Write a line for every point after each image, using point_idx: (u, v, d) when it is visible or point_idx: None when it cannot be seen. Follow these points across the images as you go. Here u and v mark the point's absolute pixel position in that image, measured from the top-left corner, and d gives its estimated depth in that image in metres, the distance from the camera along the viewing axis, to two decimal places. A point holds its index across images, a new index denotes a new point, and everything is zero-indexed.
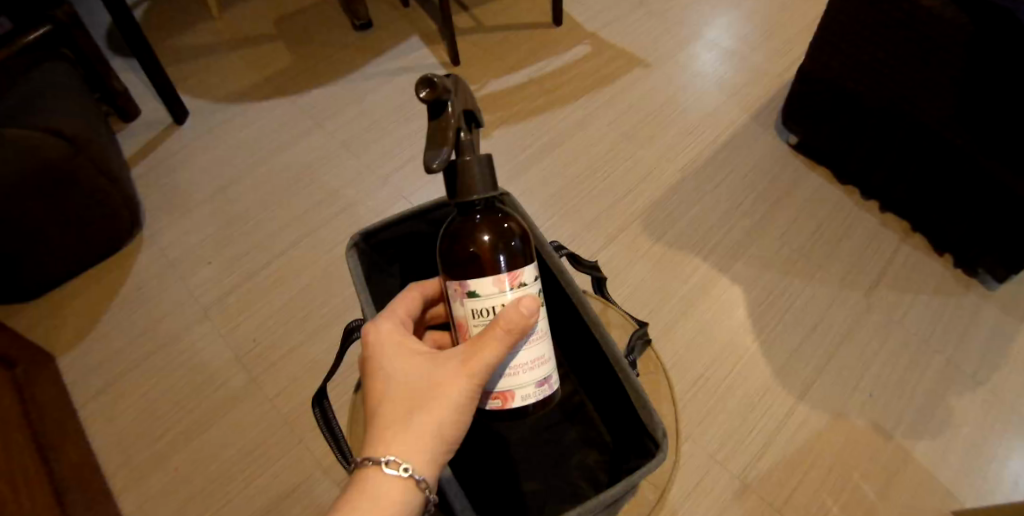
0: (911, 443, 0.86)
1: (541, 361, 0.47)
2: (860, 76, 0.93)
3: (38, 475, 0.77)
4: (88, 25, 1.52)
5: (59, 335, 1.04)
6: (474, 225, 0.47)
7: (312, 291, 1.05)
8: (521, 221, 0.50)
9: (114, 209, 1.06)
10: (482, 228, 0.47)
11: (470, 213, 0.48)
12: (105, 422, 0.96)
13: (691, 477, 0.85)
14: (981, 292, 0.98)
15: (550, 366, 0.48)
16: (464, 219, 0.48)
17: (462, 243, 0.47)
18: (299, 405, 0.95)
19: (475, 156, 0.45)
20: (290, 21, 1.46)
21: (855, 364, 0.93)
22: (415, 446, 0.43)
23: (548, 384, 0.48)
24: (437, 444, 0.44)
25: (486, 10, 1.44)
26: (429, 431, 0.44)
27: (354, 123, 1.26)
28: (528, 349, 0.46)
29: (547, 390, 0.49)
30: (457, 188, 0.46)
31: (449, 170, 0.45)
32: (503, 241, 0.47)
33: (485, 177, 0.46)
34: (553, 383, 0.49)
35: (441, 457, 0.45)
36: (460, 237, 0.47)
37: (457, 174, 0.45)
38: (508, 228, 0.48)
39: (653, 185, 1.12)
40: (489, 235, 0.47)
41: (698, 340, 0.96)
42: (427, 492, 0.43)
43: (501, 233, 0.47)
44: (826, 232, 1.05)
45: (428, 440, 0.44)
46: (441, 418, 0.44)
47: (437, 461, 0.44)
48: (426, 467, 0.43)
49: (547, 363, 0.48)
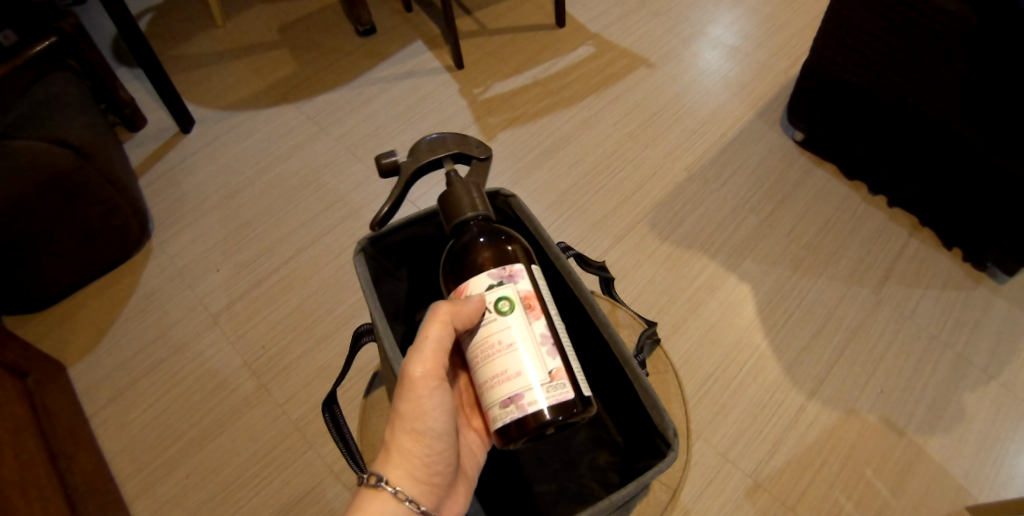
0: (924, 439, 0.86)
1: (505, 376, 0.45)
2: (866, 71, 0.93)
3: (51, 484, 0.78)
4: (94, 36, 1.53)
5: (69, 345, 1.04)
6: (475, 246, 0.50)
7: (320, 297, 1.06)
8: (525, 241, 0.52)
9: (123, 218, 1.08)
10: (482, 250, 0.49)
11: (468, 232, 0.51)
12: (116, 430, 0.96)
13: (703, 477, 0.85)
14: (991, 286, 0.97)
15: (521, 384, 0.45)
16: (463, 241, 0.50)
17: (463, 261, 0.49)
18: (310, 411, 0.95)
19: (459, 183, 0.52)
20: (294, 28, 1.47)
21: (866, 361, 0.92)
22: (389, 464, 0.49)
23: (518, 402, 0.45)
24: (407, 459, 0.49)
25: (488, 13, 1.44)
26: (397, 450, 0.49)
27: (359, 128, 1.27)
28: (488, 362, 0.46)
29: (523, 411, 0.45)
30: (448, 211, 0.51)
31: (443, 202, 0.52)
32: (502, 257, 0.49)
33: (470, 198, 0.51)
34: (530, 404, 0.45)
35: (418, 467, 0.49)
36: (461, 259, 0.50)
37: (449, 203, 0.51)
38: (511, 250, 0.50)
39: (659, 184, 1.12)
40: (489, 253, 0.49)
41: (706, 339, 0.96)
42: (410, 502, 0.48)
43: (501, 250, 0.49)
44: (834, 228, 1.05)
45: (400, 454, 0.49)
46: (403, 435, 0.49)
47: (415, 473, 0.49)
48: (405, 481, 0.49)
49: (514, 380, 0.45)
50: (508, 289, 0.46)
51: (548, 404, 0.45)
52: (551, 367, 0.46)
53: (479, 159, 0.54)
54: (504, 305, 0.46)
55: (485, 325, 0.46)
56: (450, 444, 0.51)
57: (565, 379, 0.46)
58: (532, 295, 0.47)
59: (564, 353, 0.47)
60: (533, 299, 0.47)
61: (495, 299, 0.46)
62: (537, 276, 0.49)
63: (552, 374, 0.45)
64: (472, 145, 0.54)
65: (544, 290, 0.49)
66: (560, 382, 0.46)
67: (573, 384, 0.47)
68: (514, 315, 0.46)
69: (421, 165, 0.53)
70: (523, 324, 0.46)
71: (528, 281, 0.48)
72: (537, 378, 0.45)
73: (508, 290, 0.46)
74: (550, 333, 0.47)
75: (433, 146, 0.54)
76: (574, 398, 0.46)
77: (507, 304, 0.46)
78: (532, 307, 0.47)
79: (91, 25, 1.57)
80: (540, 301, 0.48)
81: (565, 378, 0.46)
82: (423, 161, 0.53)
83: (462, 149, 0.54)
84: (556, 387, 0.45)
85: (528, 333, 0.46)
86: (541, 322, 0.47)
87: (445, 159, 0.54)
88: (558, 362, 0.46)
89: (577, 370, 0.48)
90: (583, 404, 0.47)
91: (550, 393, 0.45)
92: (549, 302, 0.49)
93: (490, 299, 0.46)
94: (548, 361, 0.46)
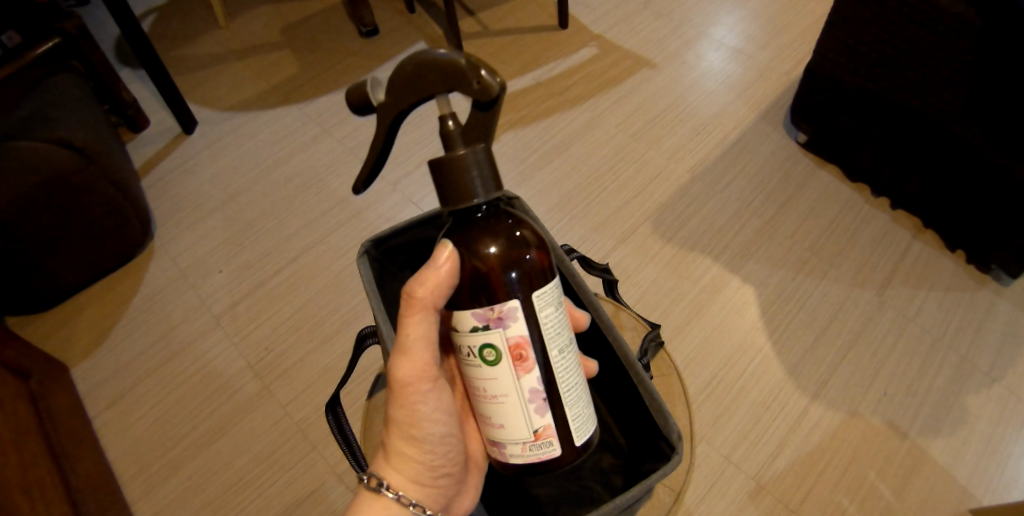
0: (928, 442, 0.85)
1: (491, 422, 0.45)
2: (870, 73, 0.93)
3: (54, 486, 0.78)
4: (98, 37, 1.54)
5: (72, 346, 1.05)
6: (480, 235, 0.43)
7: (323, 298, 1.06)
8: (536, 224, 0.46)
9: (126, 219, 1.08)
10: (488, 240, 0.43)
11: (473, 222, 0.44)
12: (119, 431, 0.96)
13: (706, 480, 0.85)
14: (995, 288, 0.97)
15: (504, 437, 0.45)
16: (466, 230, 0.44)
17: (465, 255, 0.43)
18: (312, 412, 0.95)
19: (463, 148, 0.42)
20: (297, 29, 1.47)
21: (869, 363, 0.92)
22: (390, 467, 0.50)
23: (501, 449, 0.46)
24: (408, 463, 0.49)
25: (491, 14, 1.44)
26: (397, 454, 0.50)
27: (362, 130, 1.27)
28: (477, 402, 0.46)
29: (503, 457, 0.47)
30: (454, 195, 0.42)
31: (440, 165, 0.42)
32: (513, 252, 0.43)
33: (478, 175, 0.42)
34: (511, 455, 0.46)
35: (420, 471, 0.50)
36: (466, 250, 0.43)
37: (452, 174, 0.42)
38: (521, 236, 0.43)
39: (662, 186, 1.12)
40: (496, 248, 0.42)
41: (710, 340, 0.96)
42: (414, 506, 0.49)
43: (512, 249, 0.43)
44: (837, 230, 1.04)
45: (402, 459, 0.49)
46: (401, 438, 0.49)
47: (417, 477, 0.50)
48: (406, 485, 0.49)
49: (497, 430, 0.45)
50: (494, 337, 0.42)
51: (529, 457, 0.46)
52: (537, 426, 0.45)
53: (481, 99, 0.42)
54: (489, 355, 0.43)
55: (471, 367, 0.44)
56: (452, 444, 0.51)
57: (552, 437, 0.45)
58: (524, 343, 0.43)
59: (559, 404, 0.45)
60: (525, 348, 0.43)
61: (480, 346, 0.43)
62: (541, 309, 0.43)
63: (537, 433, 0.45)
64: (468, 82, 0.41)
65: (546, 329, 0.43)
66: (545, 441, 0.45)
67: (563, 437, 0.46)
68: (500, 368, 0.43)
69: (405, 107, 0.45)
70: (509, 378, 0.43)
71: (522, 325, 0.42)
72: (520, 437, 0.45)
73: (495, 339, 0.42)
74: (541, 388, 0.44)
75: (418, 71, 0.42)
76: (561, 453, 0.46)
77: (493, 353, 0.43)
78: (521, 358, 0.43)
79: (95, 25, 1.57)
80: (535, 347, 0.43)
81: (552, 436, 0.45)
82: (408, 104, 0.45)
83: (456, 85, 0.41)
84: (541, 445, 0.45)
85: (514, 389, 0.43)
86: (531, 376, 0.43)
87: (436, 93, 0.43)
88: (547, 420, 0.45)
89: (572, 420, 0.46)
90: (574, 453, 0.47)
91: (533, 450, 0.46)
92: (548, 344, 0.44)
93: (476, 344, 0.43)
94: (534, 420, 0.44)
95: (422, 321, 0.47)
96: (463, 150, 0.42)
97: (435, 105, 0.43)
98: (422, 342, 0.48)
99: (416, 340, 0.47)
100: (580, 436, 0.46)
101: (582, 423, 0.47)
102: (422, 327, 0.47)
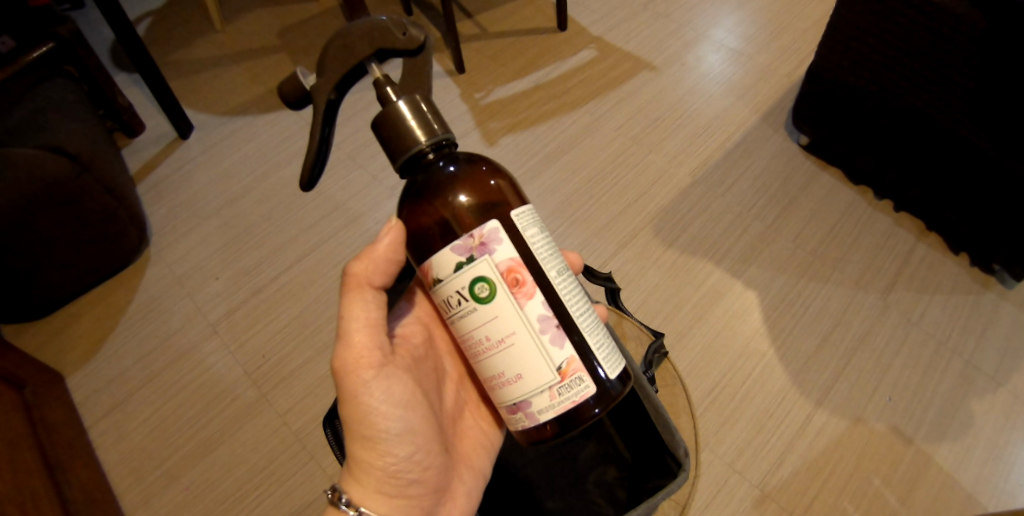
0: (933, 447, 0.85)
1: (506, 379, 0.43)
2: (874, 75, 0.91)
3: (48, 498, 0.77)
4: (93, 42, 1.53)
5: (68, 356, 1.03)
6: (448, 182, 0.44)
7: (320, 305, 1.04)
8: (511, 175, 0.46)
9: (122, 228, 1.06)
10: (458, 187, 0.43)
11: (428, 166, 0.45)
12: (115, 440, 0.95)
13: (709, 488, 0.84)
14: (998, 292, 0.96)
15: (528, 390, 0.43)
16: (430, 175, 0.44)
17: (434, 209, 0.44)
18: (310, 422, 0.94)
19: (400, 99, 0.44)
20: (293, 33, 1.46)
21: (874, 368, 0.91)
22: (353, 480, 0.49)
23: (524, 411, 0.44)
24: (368, 472, 0.49)
25: (489, 17, 1.44)
26: (357, 464, 0.49)
27: (359, 134, 1.25)
28: (485, 361, 0.44)
29: (533, 420, 0.44)
30: (396, 148, 0.44)
31: (382, 121, 0.44)
32: (484, 200, 0.44)
33: (420, 119, 0.44)
34: (541, 412, 0.43)
35: (380, 478, 0.49)
36: (434, 197, 0.44)
37: (396, 133, 0.44)
38: (494, 186, 0.44)
39: (662, 189, 1.11)
40: (466, 195, 0.43)
41: (712, 347, 0.95)
42: None
43: (481, 189, 0.44)
44: (840, 234, 1.03)
45: (361, 468, 0.49)
46: (358, 444, 0.49)
47: (380, 488, 0.49)
48: (368, 498, 0.49)
49: (517, 385, 0.43)
50: (484, 267, 0.42)
51: (564, 407, 0.43)
52: (560, 362, 0.43)
53: (409, 49, 0.45)
54: (482, 290, 0.42)
55: (466, 316, 0.43)
56: (415, 445, 0.50)
57: (580, 372, 0.43)
58: (516, 266, 0.42)
59: (577, 333, 0.44)
60: (519, 271, 0.42)
61: (471, 283, 0.42)
62: (523, 229, 0.44)
63: (562, 371, 0.43)
64: (395, 33, 0.44)
65: (537, 249, 0.43)
66: (574, 378, 0.43)
67: (592, 369, 0.44)
68: (497, 300, 0.42)
69: (358, 60, 0.45)
70: (512, 308, 0.42)
71: (508, 246, 0.42)
72: (544, 381, 0.43)
73: (484, 269, 0.42)
74: (550, 313, 0.43)
75: (349, 38, 0.45)
76: (596, 391, 0.44)
77: (486, 287, 0.42)
78: (518, 283, 0.42)
79: (90, 30, 1.56)
80: (530, 270, 0.43)
81: (580, 371, 0.43)
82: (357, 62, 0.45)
83: (383, 39, 0.45)
84: (572, 385, 0.43)
85: (521, 322, 0.42)
86: (535, 303, 0.42)
87: (368, 60, 0.46)
88: (568, 352, 0.43)
89: (596, 349, 0.44)
90: (613, 387, 0.44)
91: (563, 395, 0.43)
92: (543, 266, 0.43)
93: (466, 283, 0.42)
94: (555, 355, 0.43)
95: (360, 300, 0.49)
96: (401, 100, 0.44)
97: (370, 72, 0.46)
98: (363, 323, 0.49)
99: (356, 323, 0.48)
100: (613, 368, 0.44)
101: (609, 354, 0.45)
102: (361, 305, 0.49)
